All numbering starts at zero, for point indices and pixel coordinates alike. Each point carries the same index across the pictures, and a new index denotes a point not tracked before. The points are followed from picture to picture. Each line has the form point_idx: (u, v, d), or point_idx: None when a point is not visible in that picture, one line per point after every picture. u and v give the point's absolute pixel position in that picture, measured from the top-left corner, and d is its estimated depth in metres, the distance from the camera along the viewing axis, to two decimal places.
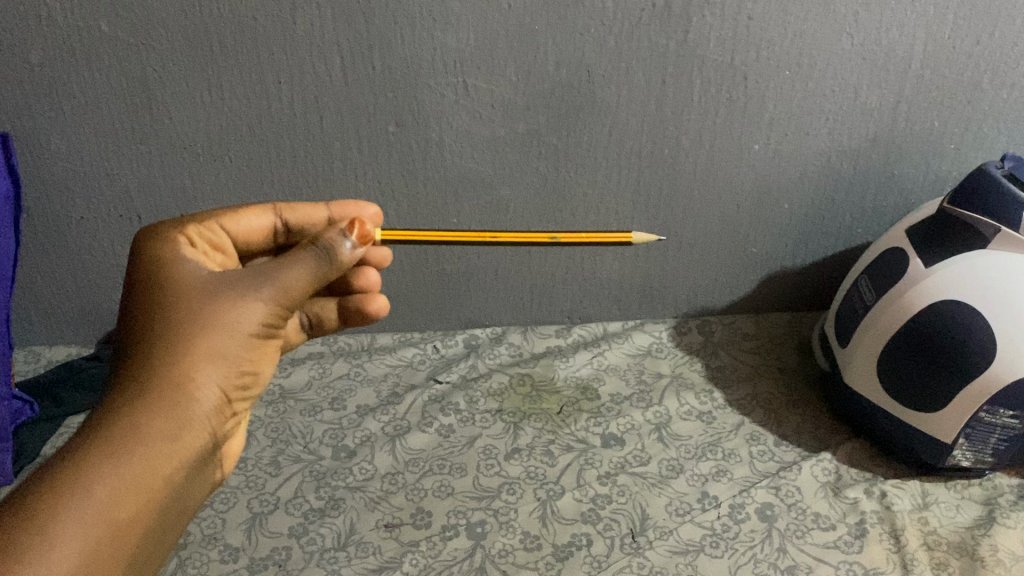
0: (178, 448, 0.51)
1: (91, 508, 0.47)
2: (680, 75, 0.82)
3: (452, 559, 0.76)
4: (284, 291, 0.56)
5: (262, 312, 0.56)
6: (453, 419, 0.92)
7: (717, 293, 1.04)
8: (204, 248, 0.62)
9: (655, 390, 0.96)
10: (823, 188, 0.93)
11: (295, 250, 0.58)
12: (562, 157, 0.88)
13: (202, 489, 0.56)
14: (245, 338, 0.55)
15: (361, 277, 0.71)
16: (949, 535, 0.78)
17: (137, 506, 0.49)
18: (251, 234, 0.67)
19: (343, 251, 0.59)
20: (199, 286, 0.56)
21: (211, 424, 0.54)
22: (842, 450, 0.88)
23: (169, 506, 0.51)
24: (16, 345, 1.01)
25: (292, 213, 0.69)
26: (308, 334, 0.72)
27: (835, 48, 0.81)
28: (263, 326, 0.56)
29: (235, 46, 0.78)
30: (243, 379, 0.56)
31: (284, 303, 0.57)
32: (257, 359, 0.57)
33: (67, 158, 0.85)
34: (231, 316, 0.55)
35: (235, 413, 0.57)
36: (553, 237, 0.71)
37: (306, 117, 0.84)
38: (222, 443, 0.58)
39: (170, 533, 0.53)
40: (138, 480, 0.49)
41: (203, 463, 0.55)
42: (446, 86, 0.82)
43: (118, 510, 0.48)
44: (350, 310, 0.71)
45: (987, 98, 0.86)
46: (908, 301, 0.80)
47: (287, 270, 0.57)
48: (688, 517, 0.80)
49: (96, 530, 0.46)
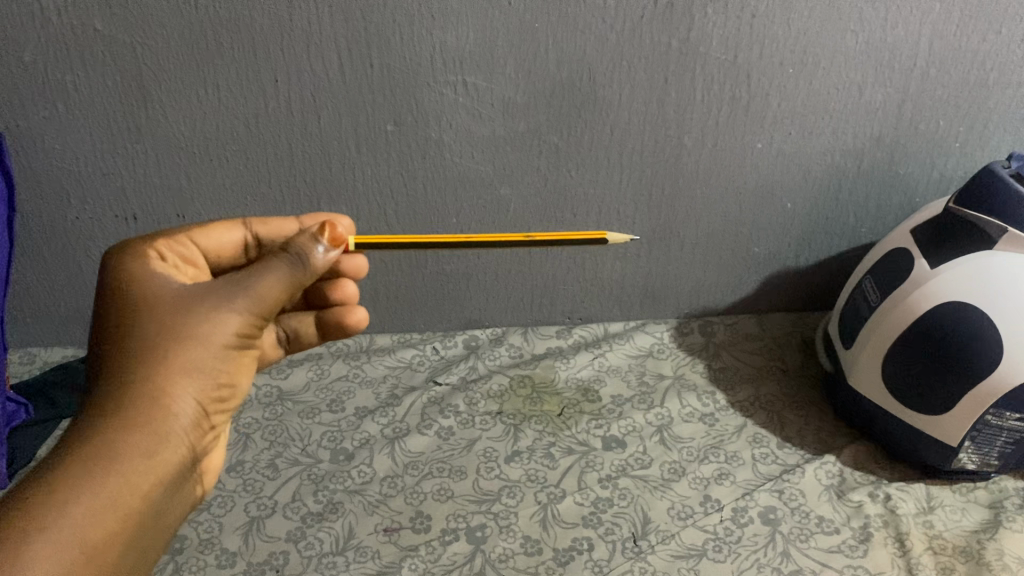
0: (154, 464, 0.51)
1: (67, 527, 0.46)
2: (682, 74, 0.81)
3: (452, 564, 0.76)
4: (258, 300, 0.55)
5: (238, 323, 0.55)
6: (453, 421, 0.91)
7: (720, 293, 1.03)
8: (176, 262, 0.60)
9: (656, 392, 0.95)
10: (827, 187, 0.92)
11: (267, 258, 0.57)
12: (563, 156, 0.87)
13: (184, 504, 0.55)
14: (221, 350, 0.54)
15: (338, 289, 0.70)
16: (955, 539, 0.77)
17: (114, 523, 0.48)
18: (223, 249, 0.66)
19: (319, 256, 0.58)
20: (171, 300, 0.55)
21: (189, 439, 0.53)
22: (847, 452, 0.87)
23: (149, 522, 0.51)
24: (12, 346, 1.00)
25: (263, 225, 0.68)
26: (286, 349, 0.72)
27: (840, 46, 0.80)
28: (239, 337, 0.55)
29: (231, 44, 0.77)
30: (221, 391, 0.55)
31: (259, 312, 0.56)
32: (235, 371, 0.56)
33: (62, 158, 0.84)
34: (205, 328, 0.54)
35: (214, 425, 0.57)
36: (528, 237, 0.65)
37: (304, 117, 0.83)
38: (202, 457, 0.57)
39: (151, 550, 0.52)
40: (113, 497, 0.48)
41: (182, 477, 0.54)
42: (445, 85, 0.81)
43: (94, 530, 0.47)
44: (328, 324, 0.70)
45: (993, 98, 0.85)
46: (913, 303, 0.79)
47: (261, 279, 0.56)
48: (690, 521, 0.80)
49: (72, 551, 0.46)
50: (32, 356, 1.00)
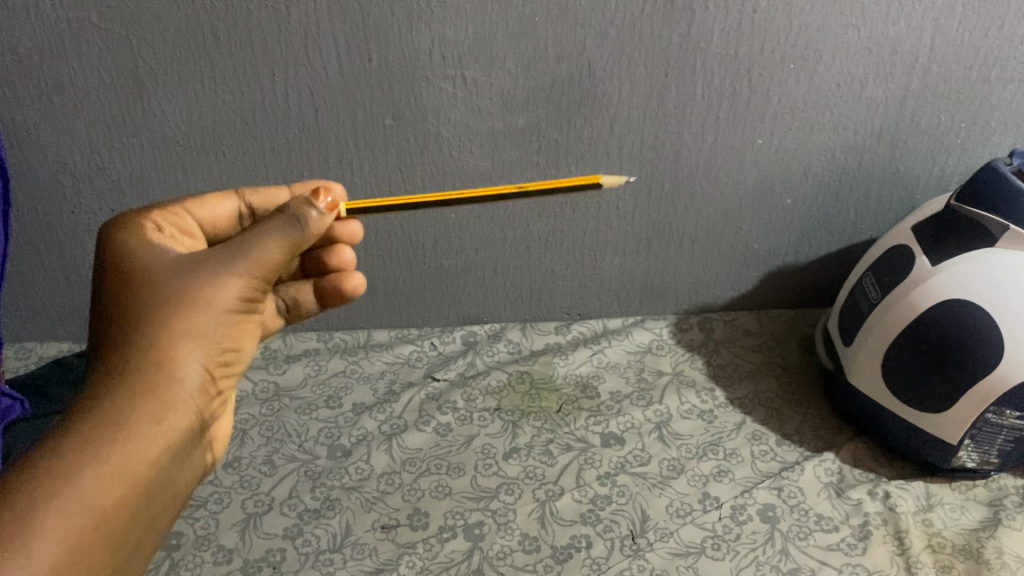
0: (161, 429, 0.49)
1: (77, 494, 0.44)
2: (683, 68, 0.81)
3: (450, 561, 0.75)
4: (258, 263, 0.54)
5: (239, 286, 0.54)
6: (452, 418, 0.91)
7: (719, 289, 1.03)
8: (173, 233, 0.59)
9: (655, 388, 0.95)
10: (828, 184, 0.92)
11: (265, 221, 0.56)
12: (562, 151, 0.87)
13: (193, 473, 0.54)
14: (223, 314, 0.53)
15: (334, 256, 0.69)
16: (955, 537, 0.77)
17: (123, 489, 0.46)
18: (219, 222, 0.65)
19: (314, 218, 0.56)
20: (169, 269, 0.54)
21: (195, 405, 0.52)
22: (846, 449, 0.87)
23: (159, 489, 0.49)
24: (8, 341, 1.00)
25: (255, 195, 0.67)
26: (285, 319, 0.70)
27: (841, 41, 0.80)
28: (242, 301, 0.54)
29: (228, 37, 0.76)
30: (225, 356, 0.54)
31: (260, 275, 0.55)
32: (238, 335, 0.55)
33: (58, 152, 0.84)
34: (205, 292, 0.53)
35: (221, 392, 0.55)
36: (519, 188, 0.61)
37: (301, 111, 0.82)
38: (209, 426, 0.56)
39: (162, 519, 0.50)
40: (121, 464, 0.47)
41: (191, 445, 0.53)
42: (443, 79, 0.80)
43: (105, 496, 0.46)
44: (325, 291, 0.69)
45: (995, 94, 0.85)
46: (914, 300, 0.79)
47: (260, 242, 0.54)
48: (689, 519, 0.79)
49: (80, 518, 0.44)
50: (28, 351, 0.99)
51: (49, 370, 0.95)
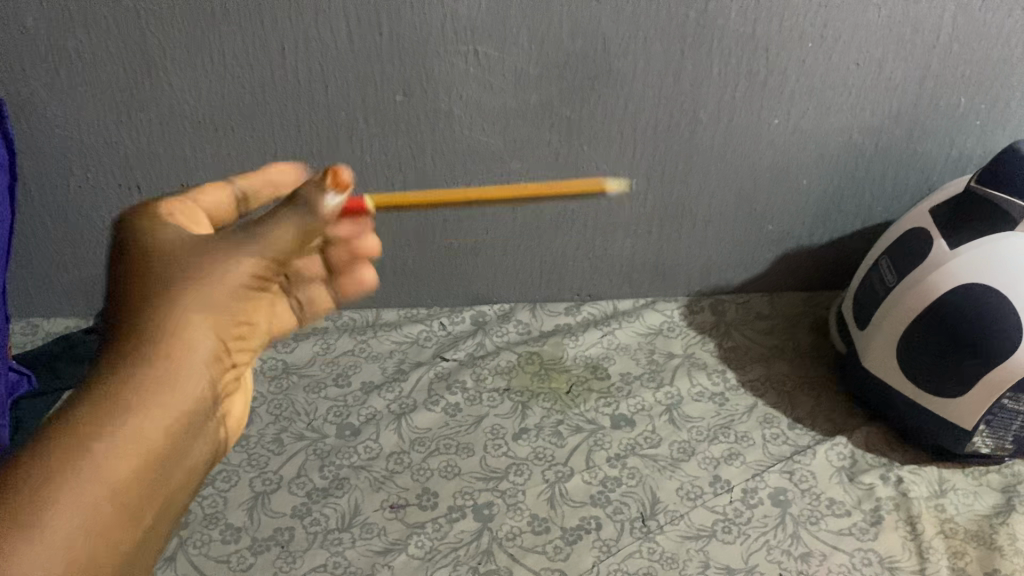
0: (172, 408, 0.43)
1: (85, 473, 0.39)
2: (699, 46, 0.79)
3: (459, 541, 0.75)
4: (273, 243, 0.49)
5: (252, 265, 0.49)
6: (461, 398, 0.90)
7: (731, 271, 1.01)
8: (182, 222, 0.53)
9: (666, 370, 0.94)
10: (844, 165, 0.90)
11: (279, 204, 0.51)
12: (575, 130, 0.85)
13: (201, 463, 0.47)
14: (234, 290, 0.48)
15: None
16: (967, 523, 0.77)
17: (134, 472, 0.41)
18: (222, 213, 0.57)
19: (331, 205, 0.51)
20: (177, 244, 0.48)
21: (208, 383, 0.46)
22: (858, 434, 0.86)
23: (174, 473, 0.44)
24: (15, 317, 0.99)
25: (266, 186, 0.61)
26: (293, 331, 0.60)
27: (861, 19, 0.78)
28: (254, 279, 0.49)
29: (238, 11, 0.75)
30: (240, 330, 0.50)
31: (274, 257, 0.50)
32: (253, 311, 0.50)
33: (65, 127, 0.83)
34: (217, 267, 0.48)
35: (234, 370, 0.50)
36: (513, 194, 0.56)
37: (311, 85, 0.81)
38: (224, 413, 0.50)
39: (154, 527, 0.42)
40: (132, 443, 0.41)
41: (203, 431, 0.46)
42: (456, 55, 0.79)
43: (116, 478, 0.40)
44: None
45: (1017, 74, 0.83)
46: (931, 284, 0.78)
47: (276, 222, 0.50)
48: (699, 502, 0.79)
49: (91, 501, 0.38)
50: (34, 327, 0.98)
51: (57, 347, 0.95)
